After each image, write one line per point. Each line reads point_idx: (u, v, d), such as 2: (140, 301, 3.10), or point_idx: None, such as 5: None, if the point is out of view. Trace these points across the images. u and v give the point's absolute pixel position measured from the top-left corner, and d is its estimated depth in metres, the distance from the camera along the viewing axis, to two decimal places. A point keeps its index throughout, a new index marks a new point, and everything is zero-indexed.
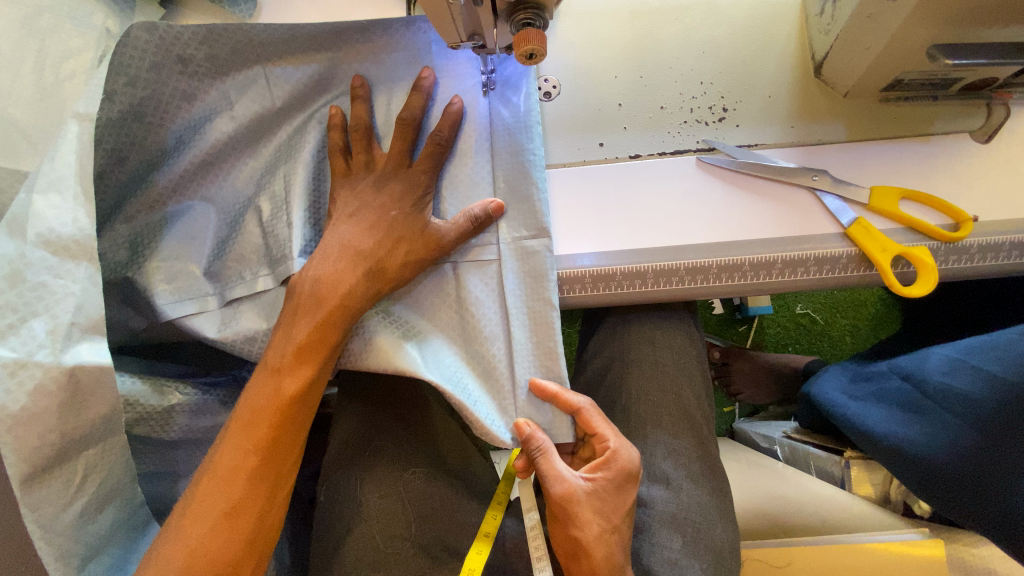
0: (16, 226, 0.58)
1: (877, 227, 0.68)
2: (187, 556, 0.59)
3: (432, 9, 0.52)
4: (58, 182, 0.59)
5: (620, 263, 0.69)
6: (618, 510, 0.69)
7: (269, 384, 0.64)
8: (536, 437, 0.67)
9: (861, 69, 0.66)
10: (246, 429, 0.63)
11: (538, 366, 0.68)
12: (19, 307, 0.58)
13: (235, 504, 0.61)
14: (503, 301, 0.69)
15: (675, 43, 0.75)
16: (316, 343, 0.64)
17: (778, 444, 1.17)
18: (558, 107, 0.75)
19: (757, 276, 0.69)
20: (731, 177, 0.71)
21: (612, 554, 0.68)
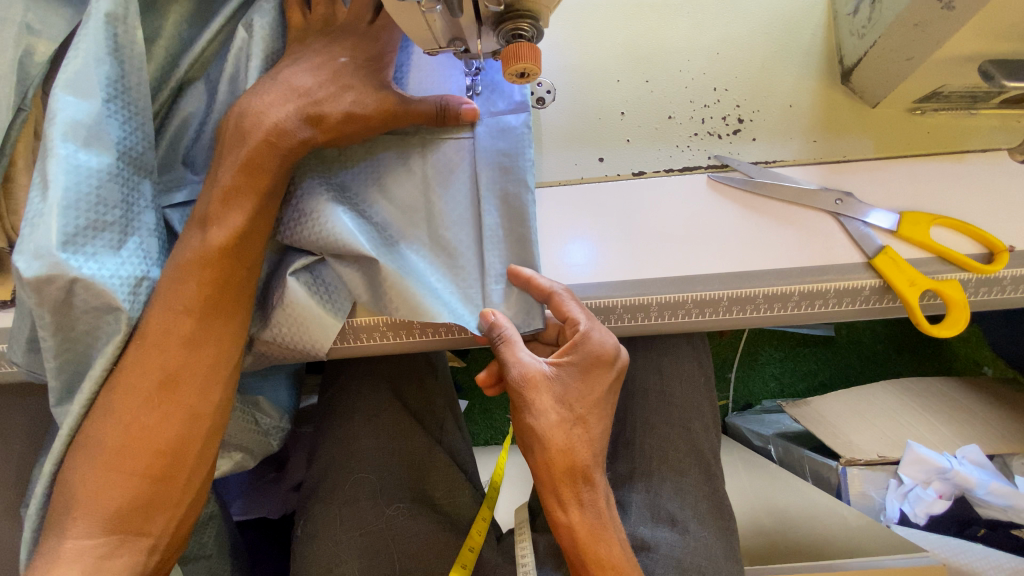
0: (94, 138, 0.53)
1: (904, 256, 0.62)
2: (123, 427, 0.53)
3: (402, 15, 0.43)
4: (119, 88, 0.55)
5: (621, 295, 0.61)
6: (585, 399, 0.61)
7: (199, 233, 0.55)
8: (499, 324, 0.58)
9: (896, 81, 0.58)
10: (174, 287, 0.54)
11: (508, 255, 0.61)
12: (115, 220, 0.54)
13: (168, 374, 0.54)
14: (477, 258, 0.61)
15: (685, 43, 0.66)
16: (245, 191, 0.55)
17: (772, 443, 1.17)
18: (553, 115, 0.66)
19: (771, 309, 0.62)
20: (746, 199, 0.64)
21: (571, 446, 0.60)
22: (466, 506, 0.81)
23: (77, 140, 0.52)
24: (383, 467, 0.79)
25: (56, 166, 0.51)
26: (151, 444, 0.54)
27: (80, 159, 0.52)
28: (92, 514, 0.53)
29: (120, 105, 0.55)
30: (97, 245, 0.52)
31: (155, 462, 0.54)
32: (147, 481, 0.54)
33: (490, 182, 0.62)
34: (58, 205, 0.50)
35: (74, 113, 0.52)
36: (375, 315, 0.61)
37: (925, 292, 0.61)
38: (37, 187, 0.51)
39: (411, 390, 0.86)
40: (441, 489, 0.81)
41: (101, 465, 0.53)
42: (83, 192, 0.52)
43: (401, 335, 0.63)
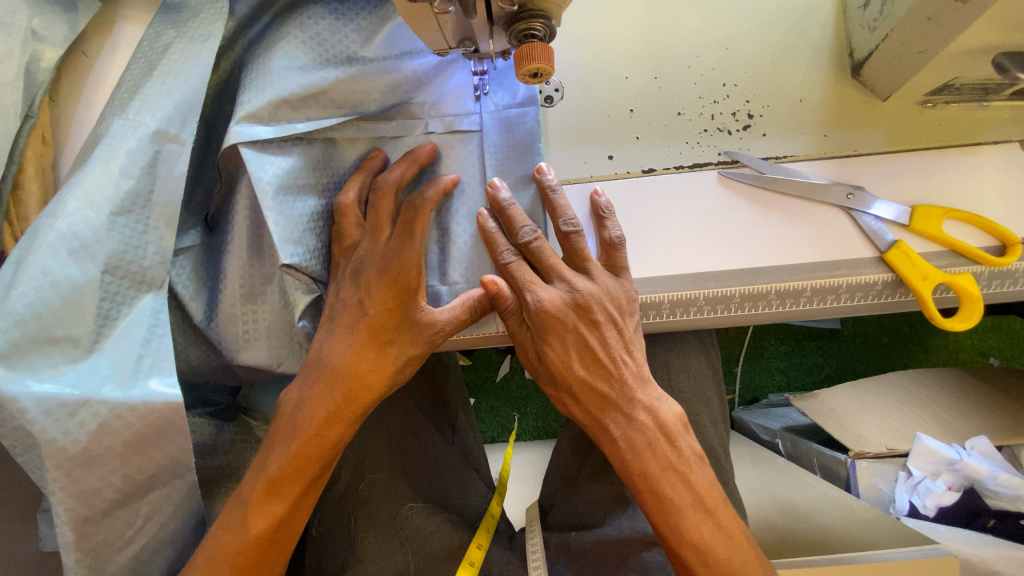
0: (85, 251, 0.55)
1: (916, 251, 0.61)
2: (240, 514, 0.56)
3: (414, 17, 0.43)
4: (139, 202, 0.58)
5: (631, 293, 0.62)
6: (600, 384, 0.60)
7: (347, 348, 0.58)
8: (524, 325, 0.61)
9: (908, 74, 0.58)
10: (316, 390, 0.58)
11: None
12: (72, 335, 0.55)
13: (295, 465, 0.57)
14: (479, 258, 0.62)
15: (693, 37, 0.66)
16: (398, 316, 0.58)
17: (779, 438, 1.17)
18: (562, 114, 0.66)
19: (783, 305, 0.62)
20: (757, 195, 0.63)
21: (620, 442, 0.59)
22: (477, 499, 0.82)
23: (68, 251, 0.55)
24: (396, 467, 0.79)
25: (26, 275, 0.53)
26: (251, 534, 0.56)
27: (51, 270, 0.54)
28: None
29: (131, 218, 0.58)
30: (41, 360, 0.53)
31: (256, 549, 0.56)
32: (251, 569, 0.56)
33: (499, 170, 0.63)
34: (13, 315, 0.52)
35: (71, 224, 0.55)
36: None
37: (937, 285, 0.61)
38: (2, 286, 0.53)
39: (419, 386, 0.86)
40: (456, 487, 0.81)
41: (215, 551, 0.56)
42: (45, 300, 0.53)
43: None
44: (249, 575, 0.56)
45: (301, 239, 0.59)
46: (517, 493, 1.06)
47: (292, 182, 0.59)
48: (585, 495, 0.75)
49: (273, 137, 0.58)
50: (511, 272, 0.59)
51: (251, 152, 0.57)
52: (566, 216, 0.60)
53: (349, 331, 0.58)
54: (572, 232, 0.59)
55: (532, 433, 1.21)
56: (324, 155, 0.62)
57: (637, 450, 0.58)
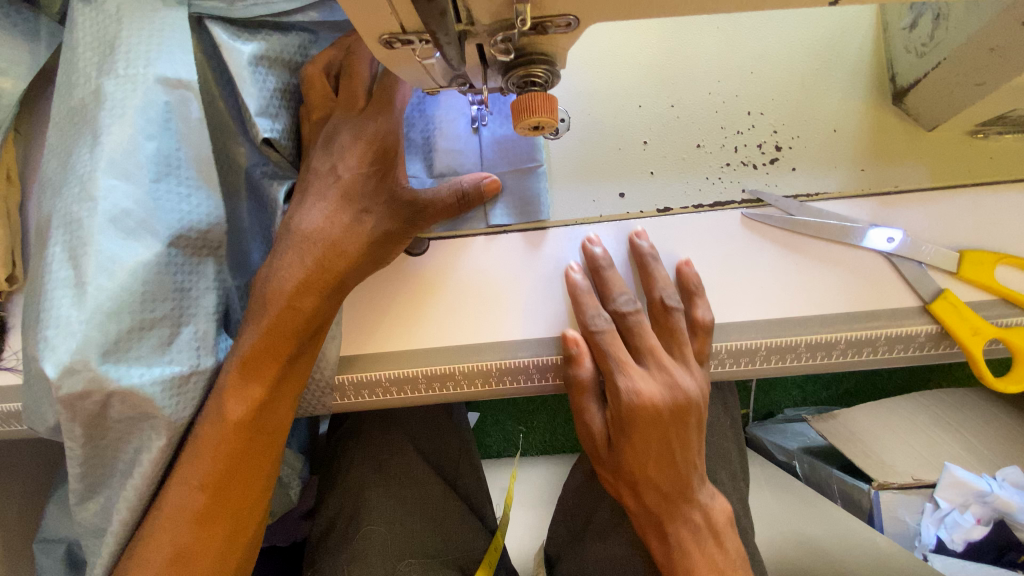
0: (141, 226, 0.48)
1: (963, 299, 0.55)
2: (216, 399, 0.50)
3: (397, 62, 0.38)
4: (171, 162, 0.50)
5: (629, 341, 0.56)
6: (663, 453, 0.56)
7: (319, 214, 0.53)
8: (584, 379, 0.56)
9: (961, 107, 0.51)
10: (290, 254, 0.53)
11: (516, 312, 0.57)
12: (164, 315, 0.49)
13: (269, 343, 0.51)
14: (474, 307, 0.58)
15: (714, 61, 0.60)
16: (376, 180, 0.54)
17: (796, 460, 1.00)
18: (566, 147, 0.60)
19: (814, 358, 0.56)
20: (785, 237, 0.57)
21: (663, 490, 0.57)
22: (477, 535, 0.78)
23: (122, 231, 0.48)
24: (394, 518, 0.74)
25: (93, 266, 0.46)
26: (230, 419, 0.50)
27: (116, 251, 0.47)
28: (183, 487, 0.50)
29: (172, 181, 0.50)
30: (143, 349, 0.48)
31: (241, 437, 0.51)
32: (241, 460, 0.52)
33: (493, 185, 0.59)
34: (101, 311, 0.46)
35: (116, 200, 0.48)
36: (379, 369, 0.57)
37: (988, 339, 0.54)
38: (71, 288, 0.47)
39: (424, 434, 0.82)
40: (457, 538, 0.76)
41: (195, 446, 0.50)
42: (125, 288, 0.47)
43: (406, 391, 0.58)
44: (233, 468, 0.51)
45: (279, 117, 0.55)
46: (522, 520, 0.99)
47: (268, 59, 0.54)
48: (593, 551, 0.70)
49: (242, 18, 0.53)
50: (599, 342, 0.55)
51: (220, 26, 0.53)
52: (665, 289, 0.56)
53: (326, 198, 0.53)
54: (675, 308, 0.56)
55: (539, 447, 1.14)
56: (298, 42, 0.56)
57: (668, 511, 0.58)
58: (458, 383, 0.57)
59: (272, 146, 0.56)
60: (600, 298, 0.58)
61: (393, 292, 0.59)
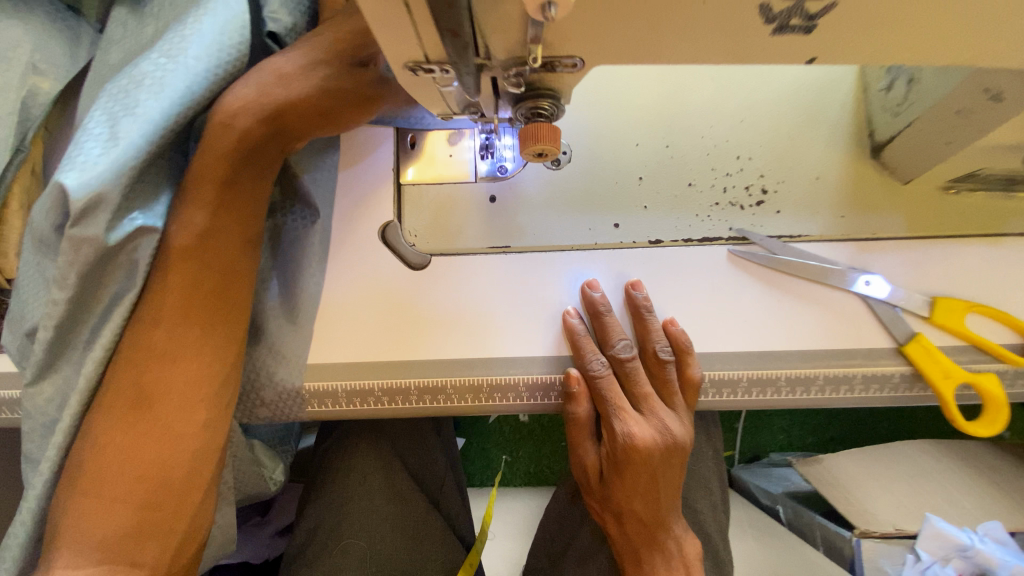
0: (175, 92, 0.49)
1: (935, 343, 0.58)
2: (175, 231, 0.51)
3: (417, 89, 0.42)
4: (222, 53, 0.52)
5: (619, 365, 0.58)
6: (648, 492, 0.58)
7: (291, 65, 0.52)
8: (577, 410, 0.58)
9: (932, 162, 0.55)
10: (243, 91, 0.52)
11: (510, 332, 0.59)
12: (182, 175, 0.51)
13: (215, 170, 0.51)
14: (468, 325, 0.60)
15: (707, 107, 0.64)
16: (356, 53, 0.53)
17: (780, 504, 1.02)
18: (566, 177, 0.64)
19: (793, 393, 0.59)
20: (770, 275, 0.60)
21: (643, 523, 0.59)
22: (455, 553, 0.78)
23: (158, 92, 0.48)
24: (374, 534, 0.75)
25: (136, 126, 0.47)
26: (176, 243, 0.51)
27: (158, 113, 0.48)
28: (142, 326, 0.51)
29: (217, 64, 0.52)
30: (156, 202, 0.50)
31: (193, 266, 0.52)
32: (202, 300, 0.52)
33: (496, 213, 0.64)
34: (131, 166, 0.46)
35: (153, 73, 0.49)
36: (374, 379, 0.59)
37: (959, 383, 0.57)
38: (103, 139, 0.47)
39: (411, 450, 0.82)
40: (435, 560, 0.75)
41: (150, 288, 0.51)
42: (157, 147, 0.48)
43: (397, 402, 0.60)
44: (191, 307, 0.52)
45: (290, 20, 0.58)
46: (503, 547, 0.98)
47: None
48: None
49: None
50: (599, 385, 0.57)
51: None
52: (659, 342, 0.58)
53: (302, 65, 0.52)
54: (668, 361, 0.58)
55: (522, 478, 1.13)
56: None
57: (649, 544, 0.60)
58: (448, 397, 0.59)
59: (276, 42, 0.58)
60: (598, 343, 0.59)
61: (392, 304, 0.61)
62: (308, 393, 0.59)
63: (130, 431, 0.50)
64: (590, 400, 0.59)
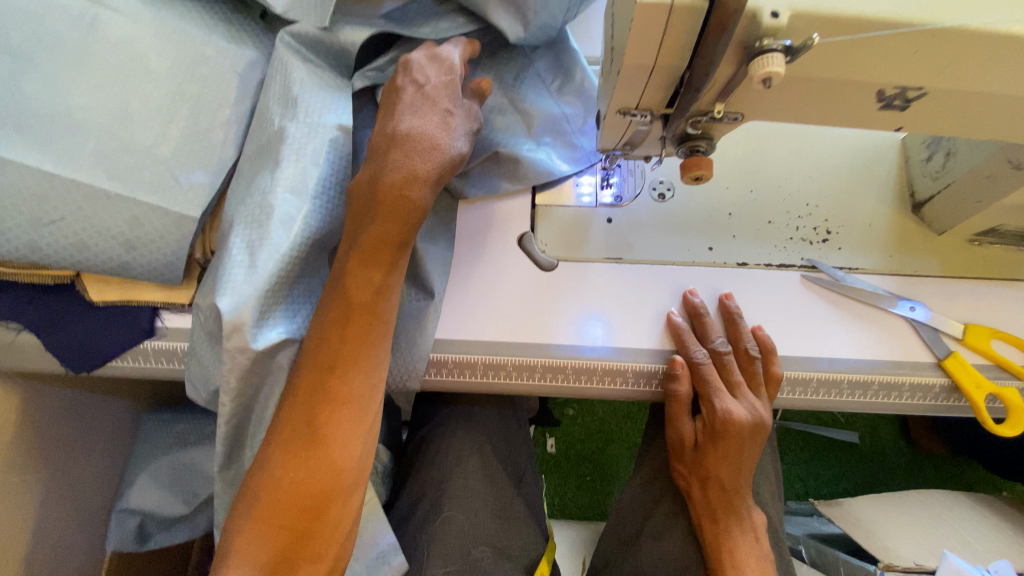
0: (289, 223, 0.64)
1: (968, 361, 0.72)
2: (342, 288, 0.60)
3: (607, 127, 0.57)
4: (324, 185, 0.67)
5: (715, 355, 0.72)
6: (736, 457, 0.72)
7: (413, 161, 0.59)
8: (679, 388, 0.71)
9: (965, 217, 0.71)
10: (376, 200, 0.59)
11: (625, 326, 0.73)
12: (295, 291, 0.66)
13: (375, 244, 0.60)
14: (586, 317, 0.73)
15: (782, 164, 0.81)
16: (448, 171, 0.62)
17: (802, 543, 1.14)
18: (669, 208, 0.80)
19: (854, 394, 0.71)
20: (833, 297, 0.74)
21: (727, 486, 0.73)
22: (532, 542, 0.88)
23: (281, 225, 0.63)
24: (470, 509, 0.85)
25: (267, 256, 0.61)
26: (353, 298, 0.59)
27: (285, 245, 0.63)
28: (314, 370, 0.59)
29: (320, 200, 0.66)
30: (277, 308, 0.63)
31: (354, 322, 0.60)
32: (342, 353, 0.59)
33: (610, 232, 0.79)
34: (264, 282, 0.61)
35: (285, 204, 0.63)
36: (509, 355, 0.72)
37: (988, 394, 0.71)
38: (243, 267, 0.61)
39: (499, 439, 0.93)
40: (517, 539, 0.86)
41: (317, 330, 0.60)
42: (283, 266, 0.63)
43: (524, 377, 0.72)
44: (349, 354, 0.59)
45: None
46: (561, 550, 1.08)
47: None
48: (645, 554, 0.80)
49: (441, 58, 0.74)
50: (700, 370, 0.70)
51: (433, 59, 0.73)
52: (748, 342, 0.71)
53: (428, 127, 0.60)
54: (755, 357, 0.71)
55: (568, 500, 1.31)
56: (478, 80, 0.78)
57: (730, 503, 0.73)
58: (566, 376, 0.71)
59: None
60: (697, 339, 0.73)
61: (525, 296, 0.74)
62: (455, 363, 0.72)
63: (308, 463, 0.59)
64: (690, 383, 0.72)
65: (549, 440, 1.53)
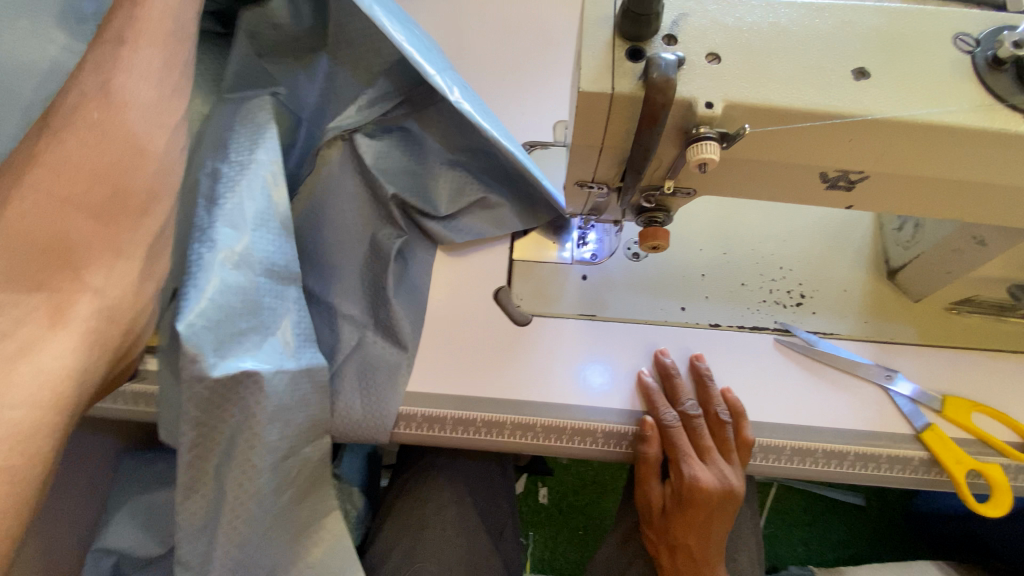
0: (245, 260, 0.63)
1: (949, 435, 0.70)
2: None
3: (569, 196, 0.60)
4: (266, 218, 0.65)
5: (686, 419, 0.72)
6: (705, 523, 0.71)
7: None
8: (649, 451, 0.70)
9: (938, 286, 0.71)
10: None
11: (595, 385, 0.73)
12: (253, 326, 0.63)
13: None
14: (557, 374, 0.73)
15: (756, 228, 0.82)
16: None
17: None
18: (644, 268, 0.81)
19: (829, 465, 0.69)
20: (807, 362, 0.74)
21: (696, 552, 0.72)
22: None
23: (233, 261, 0.61)
24: (441, 565, 0.84)
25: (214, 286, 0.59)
26: None
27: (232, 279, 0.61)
28: None
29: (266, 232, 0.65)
30: (239, 346, 0.60)
31: None
32: None
33: (585, 289, 0.80)
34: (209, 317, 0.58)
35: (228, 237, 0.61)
36: (478, 411, 0.72)
37: (970, 470, 0.68)
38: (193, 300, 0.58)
39: (478, 490, 0.92)
40: None
41: None
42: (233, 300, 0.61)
43: (493, 434, 0.72)
44: None
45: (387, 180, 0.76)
46: None
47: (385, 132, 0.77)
48: None
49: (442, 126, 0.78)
50: (670, 434, 0.70)
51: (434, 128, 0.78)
52: (719, 406, 0.70)
53: None
54: (726, 421, 0.70)
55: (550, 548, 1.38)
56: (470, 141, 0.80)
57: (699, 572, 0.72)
58: (535, 434, 0.71)
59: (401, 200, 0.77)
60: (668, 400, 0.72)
61: (497, 351, 0.75)
62: (423, 417, 0.72)
63: None
64: (661, 445, 0.71)
65: (541, 490, 1.49)
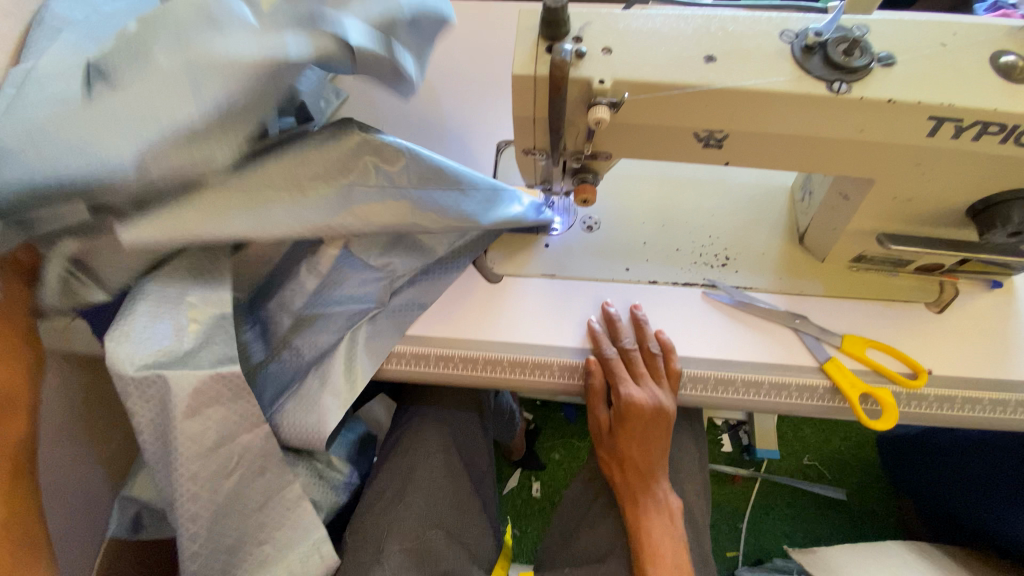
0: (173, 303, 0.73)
1: (848, 366, 0.83)
2: None
3: (522, 167, 0.77)
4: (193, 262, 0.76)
5: (626, 354, 0.85)
6: (645, 438, 0.85)
7: None
8: (595, 380, 0.84)
9: (830, 243, 0.85)
10: None
11: (552, 329, 0.87)
12: (186, 353, 0.72)
13: None
14: (521, 319, 0.88)
15: (688, 206, 0.99)
16: None
17: None
18: (595, 237, 0.97)
19: (748, 393, 0.83)
20: (731, 311, 0.88)
21: (638, 463, 0.86)
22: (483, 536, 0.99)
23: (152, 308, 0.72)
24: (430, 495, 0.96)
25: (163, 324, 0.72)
26: None
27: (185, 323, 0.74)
28: None
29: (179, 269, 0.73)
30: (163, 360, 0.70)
31: None
32: None
33: (547, 254, 0.96)
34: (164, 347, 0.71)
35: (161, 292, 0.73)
36: (455, 349, 0.86)
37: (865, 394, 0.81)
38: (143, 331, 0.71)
39: (461, 438, 1.07)
40: (470, 522, 0.99)
41: None
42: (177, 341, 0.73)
43: (468, 368, 0.86)
44: None
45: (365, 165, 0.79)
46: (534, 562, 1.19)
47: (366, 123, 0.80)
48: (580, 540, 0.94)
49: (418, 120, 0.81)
50: (611, 365, 0.83)
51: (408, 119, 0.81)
52: (652, 342, 0.85)
53: None
54: (657, 354, 0.84)
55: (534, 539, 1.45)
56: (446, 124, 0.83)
57: (643, 479, 0.87)
58: (502, 368, 0.85)
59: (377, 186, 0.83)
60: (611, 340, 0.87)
61: (473, 302, 0.90)
62: (409, 354, 0.87)
63: None
64: (606, 376, 0.85)
65: (535, 484, 1.60)
